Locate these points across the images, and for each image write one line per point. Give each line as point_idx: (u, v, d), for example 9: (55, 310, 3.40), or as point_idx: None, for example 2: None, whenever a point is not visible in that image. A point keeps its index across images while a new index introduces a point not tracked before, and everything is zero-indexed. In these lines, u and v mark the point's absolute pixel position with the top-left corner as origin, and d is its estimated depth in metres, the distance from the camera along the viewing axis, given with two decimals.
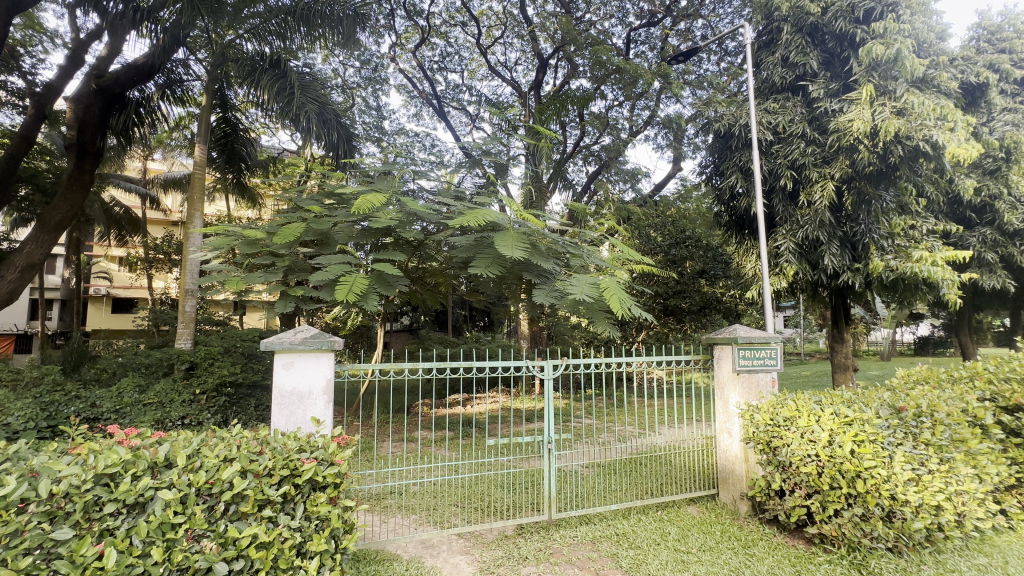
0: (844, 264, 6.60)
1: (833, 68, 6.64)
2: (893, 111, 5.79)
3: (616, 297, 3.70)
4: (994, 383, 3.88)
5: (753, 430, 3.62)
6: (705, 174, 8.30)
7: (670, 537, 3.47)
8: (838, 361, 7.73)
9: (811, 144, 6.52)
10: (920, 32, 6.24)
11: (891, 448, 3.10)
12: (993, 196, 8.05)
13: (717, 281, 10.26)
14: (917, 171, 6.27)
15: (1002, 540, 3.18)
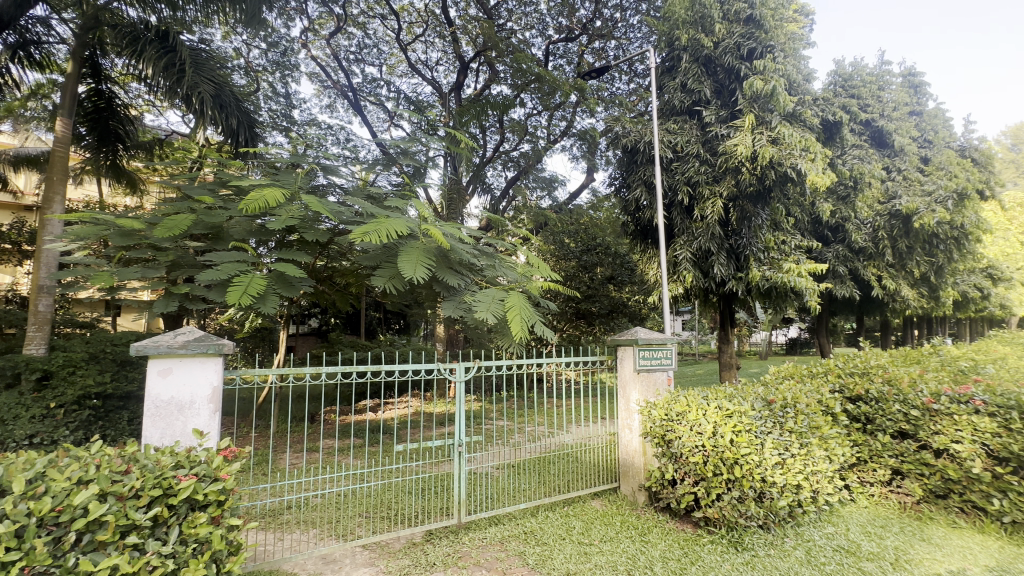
0: (730, 273, 7.37)
1: (723, 97, 7.38)
2: (769, 140, 6.61)
3: (519, 319, 3.74)
4: (842, 378, 4.54)
5: (651, 425, 3.90)
6: (615, 186, 8.85)
7: (574, 531, 3.61)
8: (725, 360, 8.65)
9: (703, 163, 7.21)
10: (792, 73, 7.13)
11: (763, 436, 3.52)
12: (845, 219, 9.46)
13: (624, 286, 11.02)
14: (787, 194, 7.17)
15: (845, 510, 3.73)
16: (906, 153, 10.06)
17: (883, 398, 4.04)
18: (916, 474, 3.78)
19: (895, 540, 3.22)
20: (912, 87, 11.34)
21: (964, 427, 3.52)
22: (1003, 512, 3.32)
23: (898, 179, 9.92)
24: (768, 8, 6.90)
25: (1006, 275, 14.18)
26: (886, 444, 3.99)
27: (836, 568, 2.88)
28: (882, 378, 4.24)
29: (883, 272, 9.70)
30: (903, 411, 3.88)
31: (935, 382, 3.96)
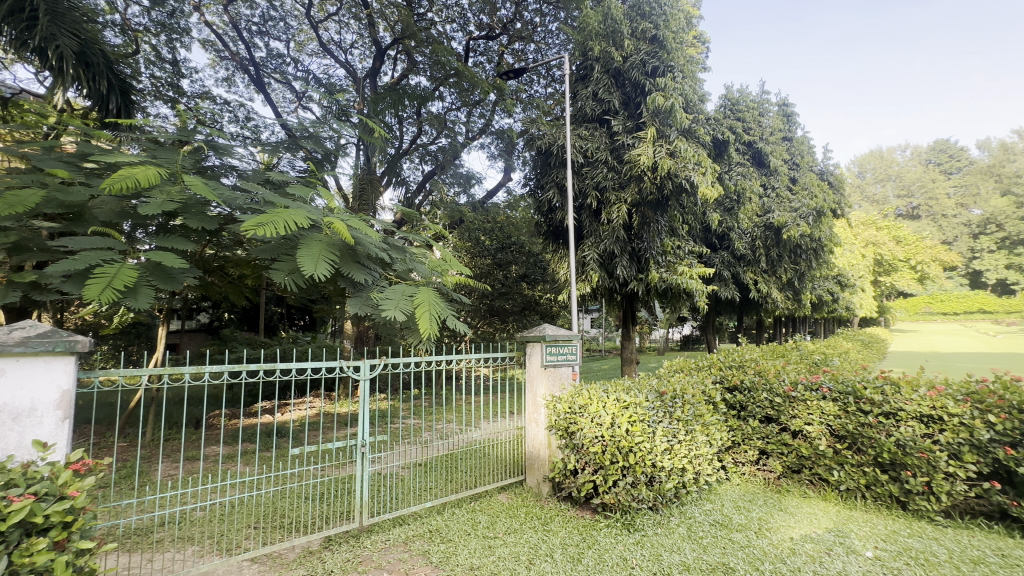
0: (631, 274, 7.90)
1: (630, 109, 7.84)
2: (667, 152, 7.17)
3: (427, 315, 3.68)
4: (722, 370, 5.07)
5: (556, 418, 4.05)
6: (530, 187, 9.09)
7: (480, 525, 3.65)
8: (626, 355, 9.25)
9: (611, 170, 7.66)
10: (690, 92, 7.79)
11: (655, 425, 3.83)
12: (730, 228, 10.56)
13: (537, 284, 11.51)
14: (682, 204, 7.84)
15: (721, 488, 4.18)
16: (780, 173, 11.47)
17: (753, 388, 4.58)
18: (778, 453, 4.35)
19: (759, 511, 3.68)
20: (786, 116, 12.96)
21: (814, 410, 4.11)
22: (840, 481, 3.94)
23: (772, 195, 11.29)
24: (671, 31, 7.47)
25: (851, 282, 16.78)
26: (756, 428, 4.52)
27: (712, 539, 3.22)
28: (754, 371, 4.80)
29: (758, 277, 11.01)
30: (769, 398, 4.43)
31: (794, 373, 4.58)
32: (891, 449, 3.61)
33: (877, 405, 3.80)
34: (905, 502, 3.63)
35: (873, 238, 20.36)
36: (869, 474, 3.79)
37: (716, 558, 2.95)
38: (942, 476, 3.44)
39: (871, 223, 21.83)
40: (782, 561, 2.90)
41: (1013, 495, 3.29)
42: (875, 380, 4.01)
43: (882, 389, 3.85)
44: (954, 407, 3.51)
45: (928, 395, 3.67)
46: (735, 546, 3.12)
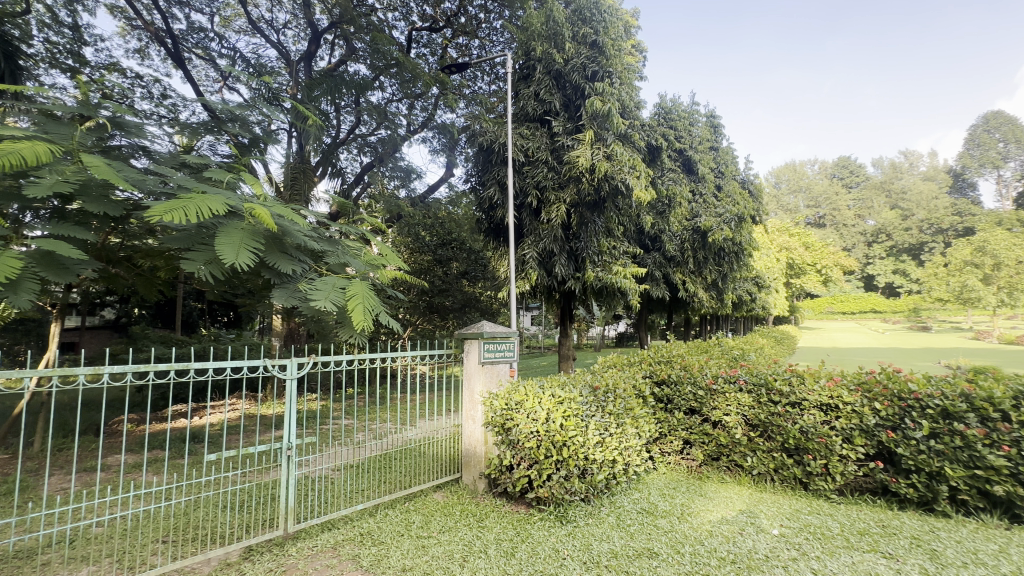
0: (569, 273, 8.09)
1: (570, 111, 8.00)
2: (604, 155, 7.39)
3: (360, 309, 3.54)
4: (652, 365, 5.32)
5: (492, 414, 4.06)
6: (472, 183, 9.05)
7: (414, 526, 3.59)
8: (564, 352, 9.47)
9: (551, 170, 7.79)
10: (627, 98, 8.07)
11: (588, 419, 3.95)
12: (662, 231, 11.11)
13: (478, 282, 11.66)
14: (618, 206, 8.13)
15: (649, 478, 4.39)
16: (707, 181, 12.23)
17: (679, 381, 4.84)
18: (700, 442, 4.64)
19: (682, 498, 3.91)
20: (713, 127, 13.81)
21: (732, 402, 4.41)
22: (753, 466, 4.27)
23: (700, 201, 12.01)
24: (610, 38, 7.71)
25: (767, 283, 18.27)
26: (681, 419, 4.78)
27: (638, 527, 3.37)
28: (680, 365, 5.08)
29: (686, 278, 11.68)
30: (693, 391, 4.71)
31: (715, 367, 4.90)
32: (796, 435, 3.97)
33: (786, 396, 4.16)
34: (806, 482, 4.01)
35: (787, 244, 22.23)
36: (777, 459, 4.14)
37: (642, 544, 3.10)
38: (837, 457, 3.83)
39: (785, 230, 23.86)
40: (701, 542, 3.09)
41: (893, 472, 3.73)
42: (784, 373, 4.38)
43: (790, 380, 4.21)
44: (848, 395, 3.92)
45: (828, 385, 4.06)
46: (660, 532, 3.29)
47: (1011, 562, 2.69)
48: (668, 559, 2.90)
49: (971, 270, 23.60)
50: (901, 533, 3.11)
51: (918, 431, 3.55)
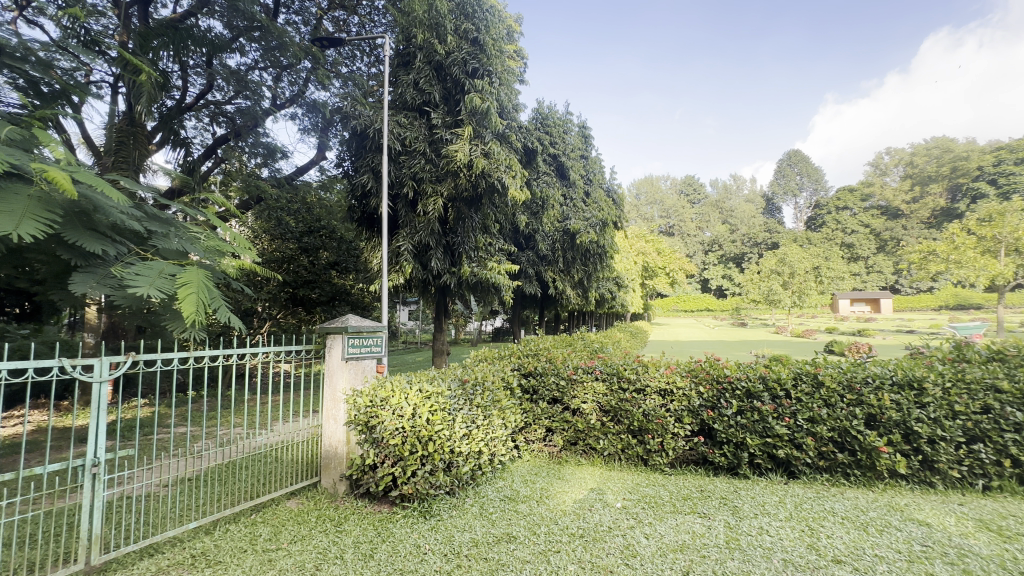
0: (445, 267, 8.07)
1: (449, 104, 7.93)
2: (482, 153, 7.47)
3: (192, 298, 3.07)
4: (520, 359, 5.55)
5: (355, 413, 3.84)
6: (345, 169, 8.52)
7: (260, 539, 3.25)
8: (438, 347, 9.41)
9: (428, 162, 7.65)
10: (506, 99, 8.27)
11: (455, 413, 3.98)
12: (536, 230, 11.67)
13: (348, 274, 10.97)
14: (495, 203, 8.33)
15: (513, 466, 4.60)
16: (577, 187, 13.15)
17: (544, 372, 5.14)
18: (561, 429, 4.98)
19: (542, 482, 4.17)
20: (584, 137, 14.89)
21: (589, 390, 4.82)
22: (604, 448, 4.72)
23: (571, 205, 12.86)
24: (490, 37, 7.80)
25: (626, 283, 20.33)
26: (544, 409, 5.07)
27: (500, 514, 3.50)
28: (545, 359, 5.38)
29: (556, 276, 12.45)
30: (556, 381, 5.03)
31: (575, 359, 5.29)
32: (640, 418, 4.51)
33: (633, 383, 4.66)
34: (647, 459, 4.56)
35: (643, 249, 24.98)
36: (624, 440, 4.64)
37: (503, 530, 3.22)
38: (670, 435, 4.42)
39: (642, 236, 26.79)
40: (555, 522, 3.32)
41: (711, 444, 4.40)
42: (633, 363, 4.91)
43: (637, 369, 4.73)
44: (680, 381, 4.55)
45: (666, 373, 4.66)
46: (519, 516, 3.45)
47: (787, 509, 3.36)
48: (525, 540, 3.05)
49: (775, 277, 29.09)
50: (714, 494, 3.70)
51: (729, 409, 4.26)
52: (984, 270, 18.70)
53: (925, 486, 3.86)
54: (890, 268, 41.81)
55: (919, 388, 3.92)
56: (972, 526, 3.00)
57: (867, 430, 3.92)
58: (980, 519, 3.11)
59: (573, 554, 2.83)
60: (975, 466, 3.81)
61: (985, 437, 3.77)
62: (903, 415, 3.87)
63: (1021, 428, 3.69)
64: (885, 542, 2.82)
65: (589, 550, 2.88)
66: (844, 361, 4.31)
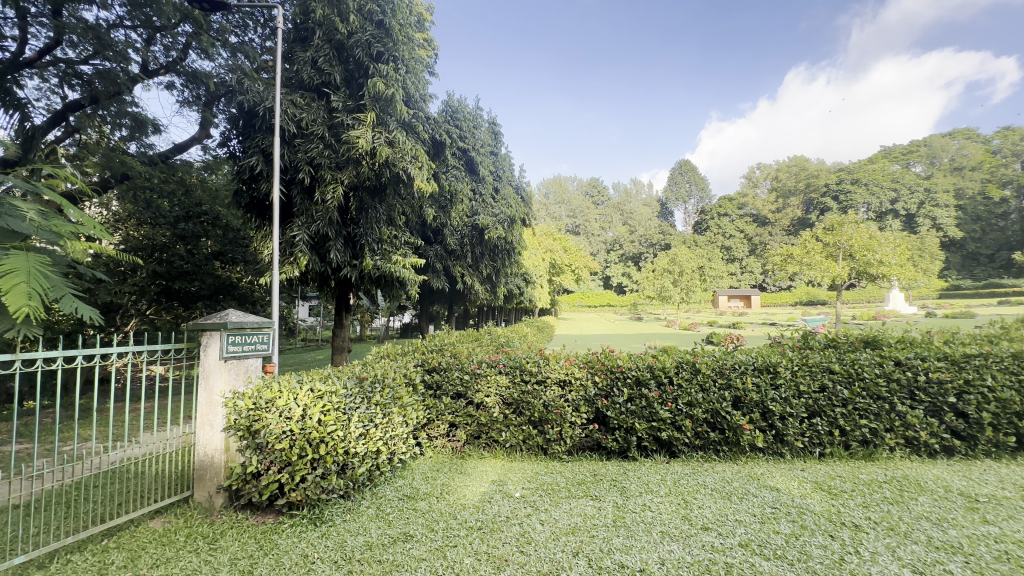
0: (345, 260, 7.67)
1: (351, 88, 7.49)
2: (386, 141, 7.15)
3: (23, 289, 2.53)
4: (424, 354, 5.41)
5: (235, 418, 3.46)
6: (230, 148, 7.70)
7: (112, 568, 2.83)
8: (337, 344, 8.92)
9: (327, 147, 7.18)
10: (412, 87, 7.97)
11: (350, 412, 3.78)
12: (444, 223, 11.52)
13: (234, 265, 10.41)
14: (400, 194, 8.05)
15: (414, 463, 4.52)
16: (486, 182, 13.20)
17: (448, 367, 5.04)
18: (464, 424, 4.97)
19: (444, 477, 4.14)
20: (494, 134, 14.96)
21: (492, 384, 4.87)
22: (507, 440, 4.81)
23: (480, 200, 12.87)
24: (398, 22, 7.41)
25: (533, 279, 20.90)
26: (447, 404, 4.99)
27: (397, 513, 3.40)
28: (449, 353, 5.31)
29: (465, 271, 12.41)
30: (460, 376, 4.97)
31: (480, 354, 5.30)
32: (540, 409, 4.66)
33: (534, 375, 4.80)
34: (546, 448, 4.73)
35: (550, 247, 25.87)
36: (525, 431, 4.76)
37: (399, 529, 3.13)
38: (568, 424, 4.63)
39: (549, 235, 27.73)
40: (454, 517, 3.30)
41: (604, 430, 4.69)
42: (535, 356, 5.03)
43: (538, 361, 4.87)
44: (578, 371, 4.77)
45: (565, 364, 4.86)
46: (417, 514, 3.38)
47: (667, 486, 3.68)
48: (421, 538, 2.99)
49: (666, 275, 31.82)
50: (605, 477, 3.94)
51: (621, 396, 4.57)
52: (828, 272, 22.16)
53: (777, 456, 4.45)
54: (759, 269, 47.81)
55: (774, 371, 4.51)
56: (810, 488, 3.53)
57: (734, 410, 4.43)
58: (815, 481, 3.67)
59: (470, 547, 2.84)
60: (814, 437, 4.45)
61: (821, 411, 4.43)
62: (761, 395, 4.42)
63: (847, 402, 4.41)
64: (744, 508, 3.20)
65: (486, 541, 2.91)
66: (717, 350, 4.81)
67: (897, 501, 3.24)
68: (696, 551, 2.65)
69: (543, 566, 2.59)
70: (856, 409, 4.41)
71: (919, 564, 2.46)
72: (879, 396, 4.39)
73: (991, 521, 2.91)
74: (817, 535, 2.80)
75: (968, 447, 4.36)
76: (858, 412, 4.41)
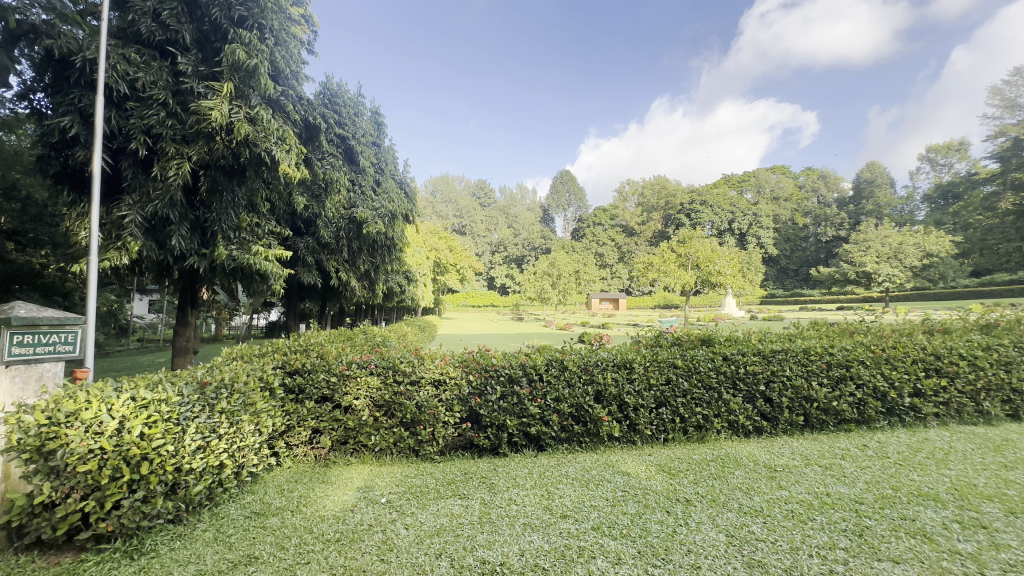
0: (191, 248, 6.67)
1: (205, 52, 6.53)
2: (246, 117, 6.36)
3: None
4: (285, 355, 4.89)
5: (19, 438, 2.68)
6: (33, 102, 6.19)
7: None
8: (179, 344, 7.71)
9: (171, 116, 6.16)
10: (281, 61, 7.21)
11: (185, 423, 3.25)
12: (317, 214, 10.69)
13: (39, 249, 8.59)
14: (264, 178, 7.23)
15: (268, 476, 4.09)
16: (367, 174, 12.54)
17: (313, 369, 4.64)
18: (329, 429, 4.61)
19: (302, 489, 3.80)
20: (377, 124, 14.28)
21: (362, 386, 4.60)
22: (376, 444, 4.60)
23: (359, 192, 12.16)
24: None
25: (416, 277, 20.45)
26: (311, 409, 4.59)
27: (241, 534, 3.03)
28: (316, 354, 4.89)
29: (340, 266, 11.65)
30: (326, 378, 4.61)
31: (350, 354, 4.97)
32: (413, 410, 4.56)
33: (408, 375, 4.67)
34: (417, 449, 4.63)
35: (435, 245, 25.59)
36: (396, 433, 4.61)
37: (242, 552, 2.80)
38: (440, 424, 4.59)
39: (434, 233, 27.42)
40: (309, 530, 3.05)
41: (477, 428, 4.73)
42: (409, 355, 4.88)
43: (412, 361, 4.74)
44: (453, 371, 4.76)
45: (440, 364, 4.81)
46: (266, 531, 3.06)
47: (533, 478, 3.84)
48: (269, 559, 2.71)
49: (546, 278, 33.48)
50: (475, 475, 3.98)
51: (494, 394, 4.65)
52: (678, 279, 25.34)
53: (630, 443, 4.92)
54: (626, 275, 52.84)
55: (630, 367, 4.98)
56: (654, 470, 3.95)
57: (595, 404, 4.79)
58: (658, 463, 4.13)
59: (325, 561, 2.64)
60: (660, 425, 5.01)
61: (667, 401, 5.01)
62: (618, 389, 4.85)
63: (686, 393, 5.05)
64: (599, 493, 3.47)
65: (343, 553, 2.72)
66: (583, 348, 5.18)
67: (719, 475, 3.78)
68: (554, 538, 2.80)
69: (403, 572, 2.51)
70: (693, 398, 5.07)
71: (732, 528, 2.89)
72: (711, 386, 5.10)
73: (784, 486, 3.55)
74: (656, 511, 3.14)
75: (772, 426, 5.27)
76: (694, 401, 5.07)
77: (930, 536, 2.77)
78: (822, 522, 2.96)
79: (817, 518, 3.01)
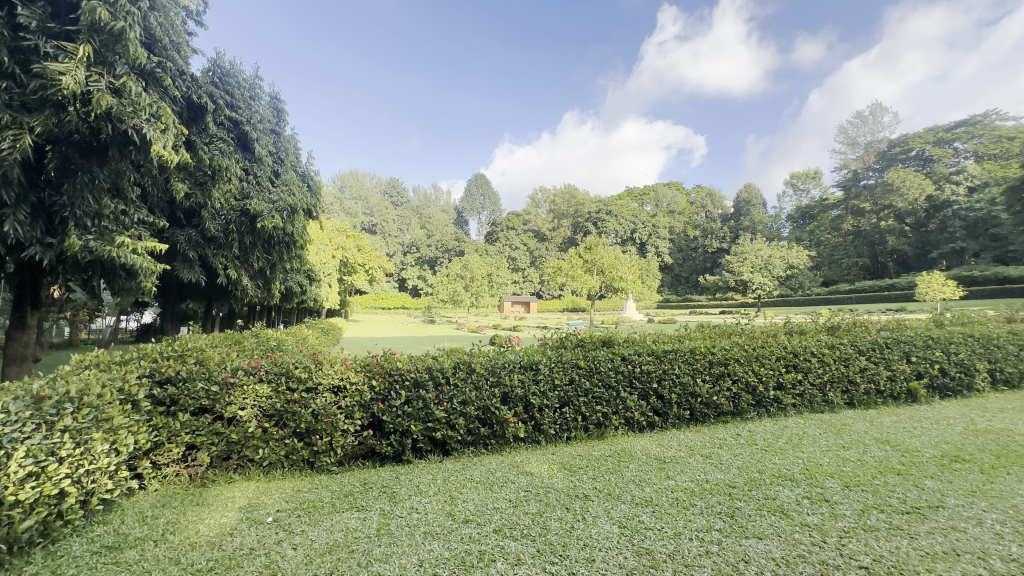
0: (33, 236, 5.64)
1: (57, 6, 5.52)
2: (110, 88, 5.49)
3: None
4: (154, 362, 4.26)
5: None
6: None
7: None
8: (13, 352, 6.50)
9: (6, 77, 5.12)
10: (157, 28, 6.34)
11: (12, 446, 2.67)
12: (202, 204, 9.58)
13: None
14: (132, 159, 6.29)
15: (127, 503, 3.55)
16: (263, 163, 11.50)
17: (188, 378, 4.11)
18: (207, 445, 4.10)
19: (170, 514, 3.34)
20: (276, 110, 13.18)
21: (249, 394, 4.16)
22: (264, 458, 4.20)
23: (253, 182, 11.11)
24: None
25: (319, 277, 19.22)
26: (185, 423, 4.05)
27: None
28: (193, 361, 4.35)
29: (229, 262, 10.55)
30: (205, 388, 4.10)
31: (234, 360, 4.48)
32: (307, 419, 4.23)
33: (303, 382, 4.32)
34: (312, 461, 4.32)
35: (342, 244, 24.31)
36: (288, 445, 4.25)
37: None
38: (339, 433, 4.32)
39: (341, 231, 26.05)
40: (177, 561, 2.69)
41: (379, 436, 4.52)
42: (305, 360, 4.53)
43: (309, 367, 4.39)
44: (354, 376, 4.49)
45: (340, 369, 4.51)
46: (120, 568, 2.64)
47: (436, 484, 3.76)
48: None
49: (459, 280, 33.34)
50: (374, 485, 3.79)
51: (398, 399, 4.48)
52: (584, 284, 26.66)
53: (534, 443, 5.02)
54: (537, 279, 54.43)
55: (536, 368, 5.09)
56: (556, 469, 4.07)
57: (502, 406, 4.82)
58: (561, 462, 4.26)
59: None
60: (564, 424, 5.18)
61: (569, 401, 5.19)
62: (524, 390, 4.93)
63: (587, 392, 5.28)
64: (502, 495, 3.48)
65: None
66: (491, 350, 5.20)
67: (615, 470, 4.00)
68: (454, 545, 2.74)
69: None
70: (594, 397, 5.32)
71: (624, 519, 3.06)
72: (610, 385, 5.38)
73: (671, 475, 3.85)
74: (556, 509, 3.23)
75: (663, 421, 5.70)
76: (595, 400, 5.32)
77: (786, 512, 3.16)
78: (701, 507, 3.24)
79: (697, 503, 3.30)
